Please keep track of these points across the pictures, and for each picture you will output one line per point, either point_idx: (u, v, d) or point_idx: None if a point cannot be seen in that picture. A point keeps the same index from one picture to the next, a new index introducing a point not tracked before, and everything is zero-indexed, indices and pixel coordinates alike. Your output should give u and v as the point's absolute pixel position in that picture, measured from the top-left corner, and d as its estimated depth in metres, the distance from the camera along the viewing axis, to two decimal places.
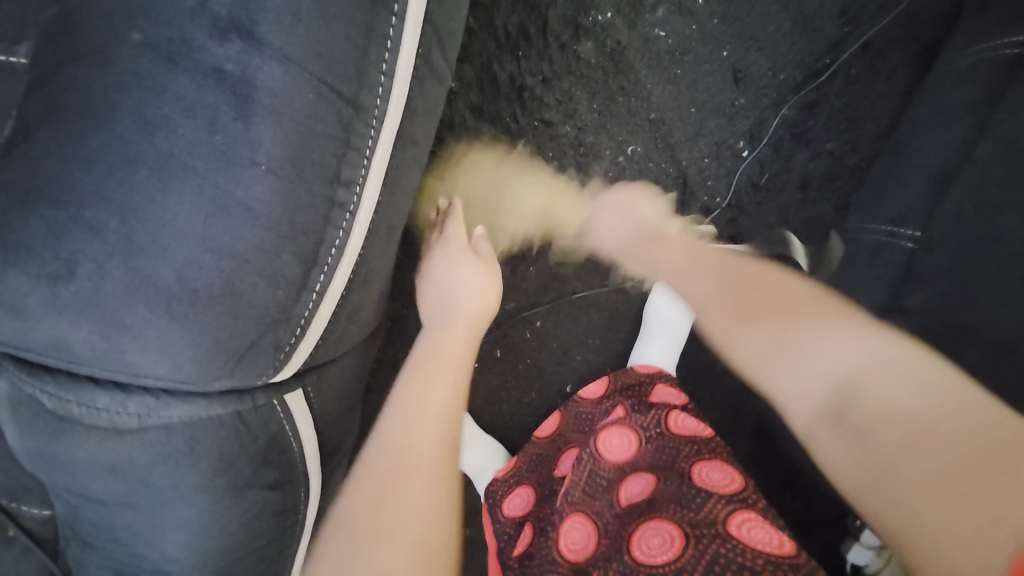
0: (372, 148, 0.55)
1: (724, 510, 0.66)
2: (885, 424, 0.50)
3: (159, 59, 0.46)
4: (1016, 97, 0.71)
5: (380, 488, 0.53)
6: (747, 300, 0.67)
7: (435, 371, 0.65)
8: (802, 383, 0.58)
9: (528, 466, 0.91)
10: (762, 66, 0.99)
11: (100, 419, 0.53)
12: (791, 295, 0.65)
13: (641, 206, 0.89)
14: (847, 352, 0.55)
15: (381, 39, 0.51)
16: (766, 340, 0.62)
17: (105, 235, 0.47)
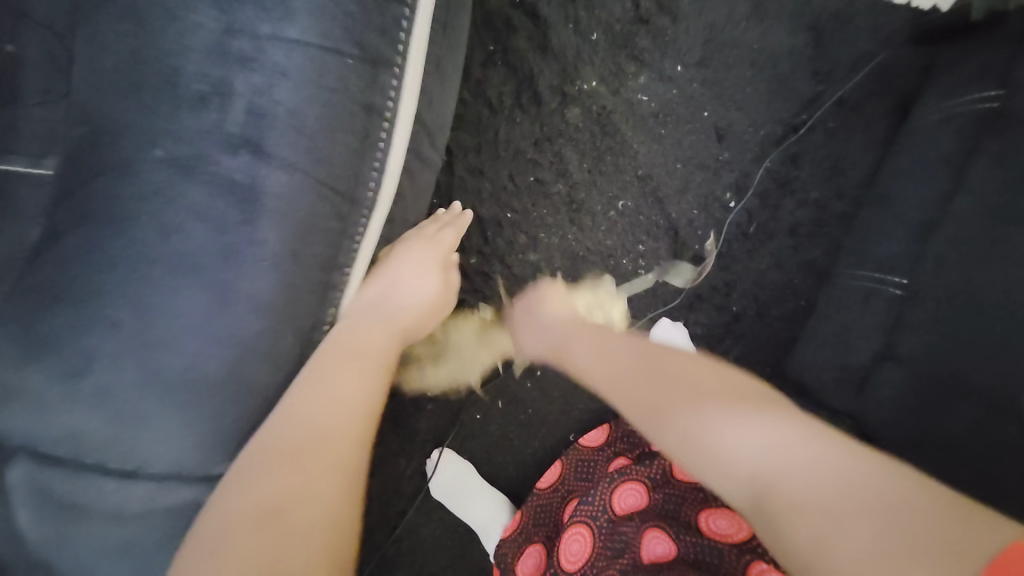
0: (363, 233, 0.60)
1: (739, 564, 0.70)
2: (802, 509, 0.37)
3: (176, 172, 0.52)
4: (991, 152, 0.71)
5: (272, 485, 0.46)
6: (688, 398, 0.48)
7: (358, 358, 0.57)
8: (722, 479, 0.42)
9: (535, 521, 0.91)
10: (742, 123, 1.05)
11: (109, 504, 0.55)
12: (679, 377, 0.52)
13: (550, 300, 0.85)
14: (751, 432, 0.42)
15: (373, 141, 0.57)
16: (681, 456, 0.45)
17: (123, 332, 0.51)
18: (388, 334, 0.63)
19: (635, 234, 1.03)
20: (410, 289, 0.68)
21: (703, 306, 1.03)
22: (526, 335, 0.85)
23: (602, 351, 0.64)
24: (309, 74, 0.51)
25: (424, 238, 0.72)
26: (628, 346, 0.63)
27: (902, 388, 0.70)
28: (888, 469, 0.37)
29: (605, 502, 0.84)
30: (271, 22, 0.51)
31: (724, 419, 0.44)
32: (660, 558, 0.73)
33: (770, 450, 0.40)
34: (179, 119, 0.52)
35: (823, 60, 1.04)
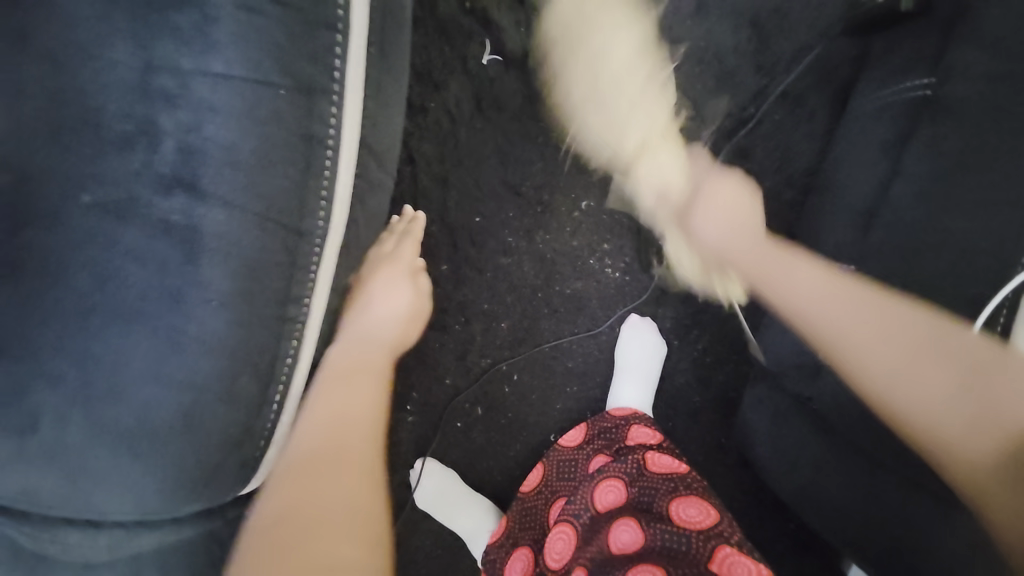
0: (317, 266, 0.59)
1: (705, 548, 0.69)
2: (981, 421, 0.59)
3: (109, 217, 0.51)
4: (925, 137, 0.74)
5: (302, 491, 0.52)
6: (940, 344, 0.63)
7: (354, 376, 0.63)
8: (950, 407, 0.60)
9: (520, 524, 0.92)
10: (694, 119, 1.07)
11: (73, 557, 0.54)
12: (901, 337, 0.65)
13: (715, 198, 0.93)
14: (935, 372, 0.62)
15: (317, 170, 0.56)
16: (961, 410, 0.60)
17: (65, 384, 0.50)
18: (374, 351, 0.67)
19: (599, 233, 1.04)
20: (386, 304, 0.71)
21: (670, 299, 1.05)
22: (704, 227, 0.91)
23: (836, 302, 0.70)
24: (241, 108, 0.51)
25: (389, 257, 0.74)
26: (853, 304, 0.69)
27: None
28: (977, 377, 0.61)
29: (588, 501, 0.85)
30: (194, 57, 0.50)
31: (915, 335, 0.64)
32: (628, 545, 0.72)
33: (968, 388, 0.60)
34: (107, 161, 0.51)
35: (765, 54, 1.07)
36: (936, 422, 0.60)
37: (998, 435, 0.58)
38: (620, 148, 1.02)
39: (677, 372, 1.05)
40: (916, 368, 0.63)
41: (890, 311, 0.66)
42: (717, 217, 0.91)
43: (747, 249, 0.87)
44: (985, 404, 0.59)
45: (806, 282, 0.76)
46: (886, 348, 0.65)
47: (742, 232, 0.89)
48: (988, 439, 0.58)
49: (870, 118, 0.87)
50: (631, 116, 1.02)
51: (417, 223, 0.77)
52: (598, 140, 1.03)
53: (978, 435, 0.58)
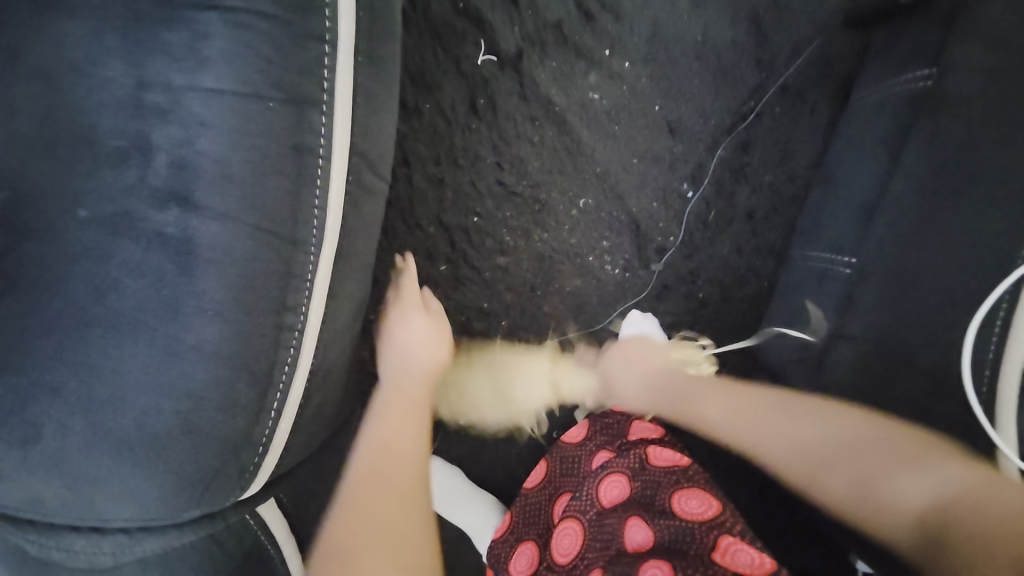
0: (312, 273, 0.59)
1: (709, 538, 0.71)
2: (855, 478, 0.58)
3: (105, 231, 0.52)
4: (923, 132, 0.73)
5: (361, 509, 0.59)
6: (807, 411, 0.65)
7: (399, 409, 0.72)
8: (843, 480, 0.59)
9: (524, 520, 0.93)
10: (692, 115, 1.06)
11: (79, 562, 0.56)
12: (781, 420, 0.66)
13: (639, 353, 0.86)
14: (806, 429, 0.63)
15: (309, 179, 0.56)
16: (842, 475, 0.59)
17: (67, 395, 0.51)
18: (412, 386, 0.78)
19: (599, 231, 1.05)
20: (414, 343, 0.83)
21: (671, 295, 1.07)
22: (621, 377, 0.85)
23: (727, 398, 0.71)
24: (232, 120, 0.52)
25: (404, 299, 0.88)
26: (756, 399, 0.70)
27: (860, 364, 0.72)
28: (881, 425, 0.60)
29: (593, 496, 0.85)
30: (184, 72, 0.51)
31: (808, 427, 0.64)
32: (639, 545, 0.74)
33: (839, 450, 0.60)
34: (100, 176, 0.52)
35: (764, 48, 1.06)
36: (877, 510, 0.56)
37: (879, 495, 0.57)
38: (538, 414, 1.05)
39: None
40: (817, 465, 0.61)
41: (757, 401, 0.69)
42: (640, 380, 0.83)
43: (670, 384, 0.79)
44: (907, 485, 0.55)
45: (710, 395, 0.73)
46: (767, 419, 0.67)
47: (658, 375, 0.82)
48: (886, 509, 0.56)
49: (869, 112, 0.87)
50: (521, 397, 1.04)
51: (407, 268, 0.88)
52: (525, 414, 1.05)
53: (901, 521, 0.55)
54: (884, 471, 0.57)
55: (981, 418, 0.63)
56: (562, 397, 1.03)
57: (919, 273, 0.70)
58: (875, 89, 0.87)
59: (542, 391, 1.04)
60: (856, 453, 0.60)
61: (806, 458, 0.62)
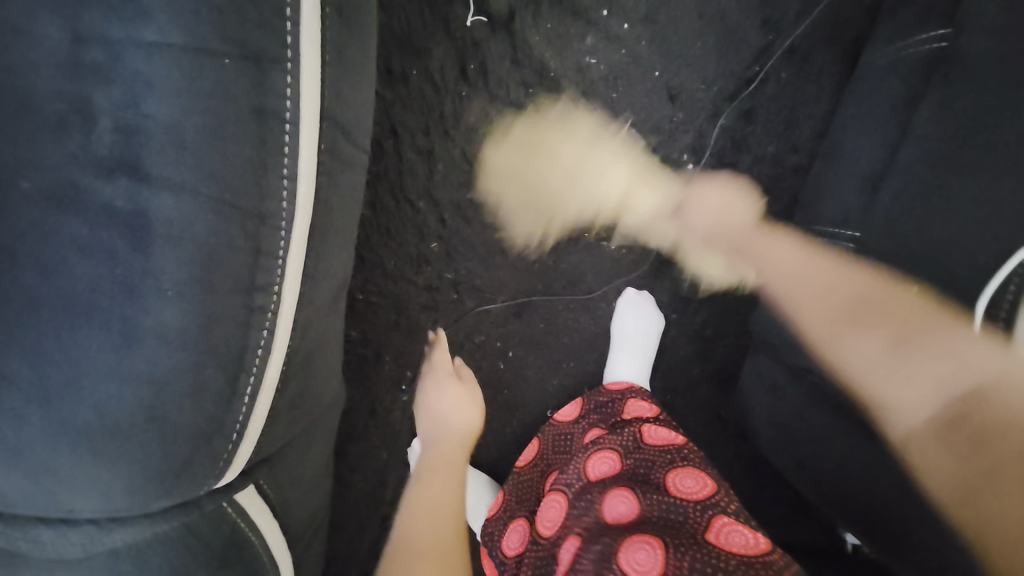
0: (285, 248, 0.55)
1: (702, 518, 0.70)
2: (1010, 424, 0.59)
3: (50, 205, 0.47)
4: (937, 95, 0.68)
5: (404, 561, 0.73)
6: (930, 333, 0.64)
7: (436, 473, 0.86)
8: (914, 390, 0.64)
9: (517, 498, 0.91)
10: (695, 80, 1.00)
11: (47, 554, 0.53)
12: (903, 311, 0.66)
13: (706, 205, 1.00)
14: (943, 368, 0.63)
15: (275, 147, 0.52)
16: (905, 377, 0.65)
17: (19, 382, 0.47)
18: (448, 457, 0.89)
19: (595, 205, 1.01)
20: (448, 414, 0.94)
21: (668, 273, 1.04)
22: (700, 216, 1.01)
23: (811, 288, 0.77)
24: (182, 81, 0.47)
25: (436, 369, 0.99)
26: (850, 290, 0.71)
27: None
28: (996, 355, 0.60)
29: (581, 471, 0.83)
30: (126, 26, 0.46)
31: (841, 287, 0.73)
32: (623, 515, 0.72)
33: (981, 376, 0.61)
34: (42, 146, 0.47)
35: (771, 7, 0.99)
36: (872, 382, 0.67)
37: (966, 409, 0.61)
38: (599, 207, 1.01)
39: (676, 346, 1.05)
40: (894, 345, 0.67)
41: (845, 281, 0.72)
42: (708, 215, 1.00)
43: (727, 231, 0.99)
44: (934, 379, 0.63)
45: (807, 267, 0.80)
46: (859, 313, 0.70)
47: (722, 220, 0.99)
48: (926, 415, 0.63)
49: (881, 74, 0.81)
50: (612, 170, 1.01)
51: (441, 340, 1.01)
52: (583, 202, 1.01)
53: (924, 399, 0.64)
54: (910, 356, 0.65)
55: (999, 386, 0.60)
56: (623, 212, 1.02)
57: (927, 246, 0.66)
58: (889, 50, 0.81)
59: (618, 176, 1.01)
60: (906, 340, 0.66)
61: (880, 352, 0.67)
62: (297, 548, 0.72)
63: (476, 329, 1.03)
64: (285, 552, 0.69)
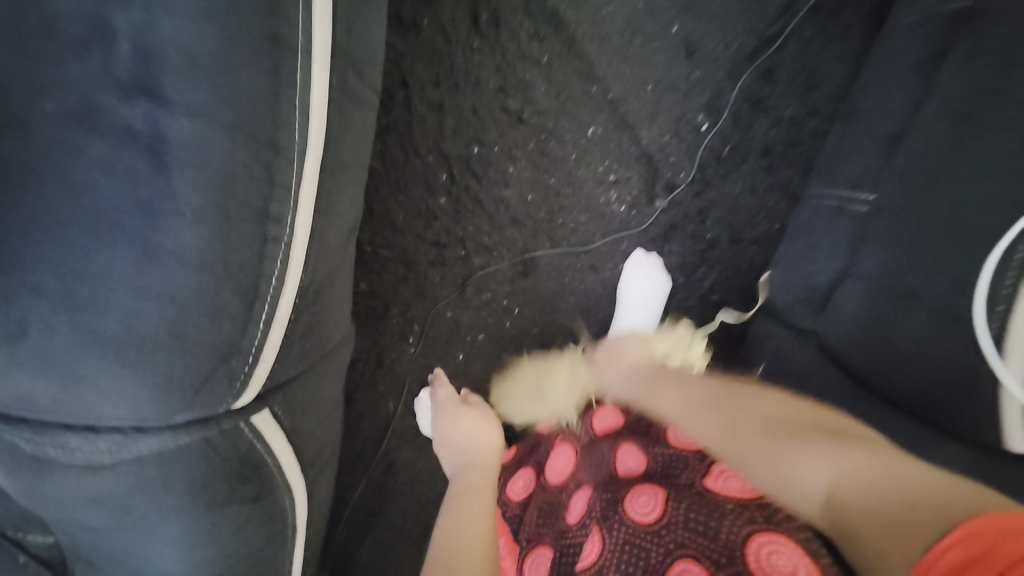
0: (297, 182, 0.57)
1: (700, 465, 0.69)
2: (856, 511, 0.50)
3: (75, 125, 0.49)
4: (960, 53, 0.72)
5: None
6: (782, 439, 0.62)
7: (467, 497, 0.73)
8: (781, 479, 0.59)
9: (526, 451, 0.94)
10: (714, 37, 0.98)
11: (76, 459, 0.58)
12: (731, 419, 0.69)
13: (629, 348, 0.93)
14: (809, 465, 0.57)
15: (288, 78, 0.53)
16: (761, 459, 0.62)
17: (50, 295, 0.51)
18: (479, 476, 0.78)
19: (608, 163, 1.01)
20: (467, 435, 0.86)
21: (677, 236, 1.04)
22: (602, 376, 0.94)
23: (670, 391, 0.80)
24: (199, 6, 0.48)
25: (444, 404, 0.92)
26: (742, 399, 0.71)
27: (867, 301, 0.77)
28: (860, 460, 0.54)
29: (589, 428, 0.88)
30: None
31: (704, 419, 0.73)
32: (632, 469, 0.75)
33: (838, 479, 0.54)
34: (65, 67, 0.49)
35: None
36: (758, 483, 0.62)
37: (800, 477, 0.57)
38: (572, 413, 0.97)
39: (680, 309, 1.07)
40: (741, 440, 0.65)
41: (742, 413, 0.69)
42: (618, 350, 0.93)
43: (636, 366, 0.89)
44: (809, 475, 0.57)
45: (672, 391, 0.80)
46: (714, 420, 0.70)
47: (625, 351, 0.92)
48: (812, 503, 0.55)
49: (907, 36, 0.80)
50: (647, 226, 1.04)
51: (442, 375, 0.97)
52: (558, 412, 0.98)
53: (803, 495, 0.57)
54: (772, 453, 0.61)
55: (988, 349, 0.66)
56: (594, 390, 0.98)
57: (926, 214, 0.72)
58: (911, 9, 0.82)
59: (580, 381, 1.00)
60: (756, 435, 0.65)
61: (736, 443, 0.66)
62: (308, 474, 0.77)
63: (484, 286, 1.05)
64: (298, 472, 0.74)
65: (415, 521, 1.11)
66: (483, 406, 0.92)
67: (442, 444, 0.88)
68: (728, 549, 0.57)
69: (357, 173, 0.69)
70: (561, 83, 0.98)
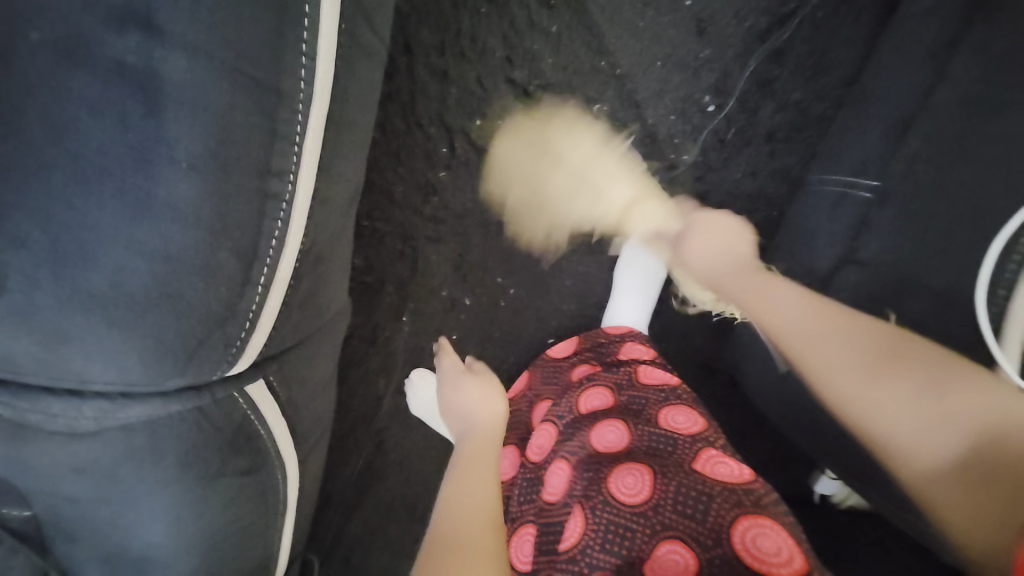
0: (301, 135, 0.53)
1: (690, 449, 0.69)
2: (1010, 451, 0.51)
3: (58, 57, 0.45)
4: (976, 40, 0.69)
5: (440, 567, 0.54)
6: (915, 373, 0.56)
7: (471, 461, 0.70)
8: (918, 424, 0.54)
9: (506, 425, 0.93)
10: (726, 14, 0.96)
11: (57, 425, 0.54)
12: (861, 351, 0.58)
13: (716, 231, 0.79)
14: (957, 403, 0.54)
15: (296, 19, 0.50)
16: (890, 399, 0.56)
17: (30, 245, 0.46)
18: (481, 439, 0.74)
19: (612, 140, 0.98)
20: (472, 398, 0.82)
21: None
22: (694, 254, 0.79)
23: (818, 321, 0.61)
24: None
25: (445, 373, 0.90)
26: (863, 326, 0.60)
27: (865, 290, 0.71)
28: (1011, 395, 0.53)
29: (573, 404, 0.83)
30: None
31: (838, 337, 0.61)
32: (613, 444, 0.73)
33: (995, 419, 0.52)
34: None
35: None
36: (874, 412, 0.56)
37: (943, 419, 0.54)
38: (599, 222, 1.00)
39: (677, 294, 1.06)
40: (873, 374, 0.57)
41: (862, 341, 0.59)
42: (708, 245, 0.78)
43: (736, 276, 0.72)
44: (960, 418, 0.53)
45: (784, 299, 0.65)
46: (864, 361, 0.58)
47: (726, 252, 0.76)
48: (953, 449, 0.53)
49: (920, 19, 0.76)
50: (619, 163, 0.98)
51: (446, 345, 0.97)
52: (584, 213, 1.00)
53: (934, 445, 0.54)
54: (911, 393, 0.55)
55: (987, 334, 0.64)
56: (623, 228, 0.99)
57: (936, 201, 0.68)
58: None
59: (624, 189, 0.98)
60: (881, 372, 0.57)
61: (867, 381, 0.57)
62: (301, 449, 0.75)
63: (480, 265, 1.02)
64: (292, 446, 0.71)
65: (404, 502, 1.09)
66: (484, 372, 0.88)
67: (444, 412, 0.86)
68: (716, 532, 0.58)
69: (359, 135, 0.65)
70: (569, 54, 0.95)
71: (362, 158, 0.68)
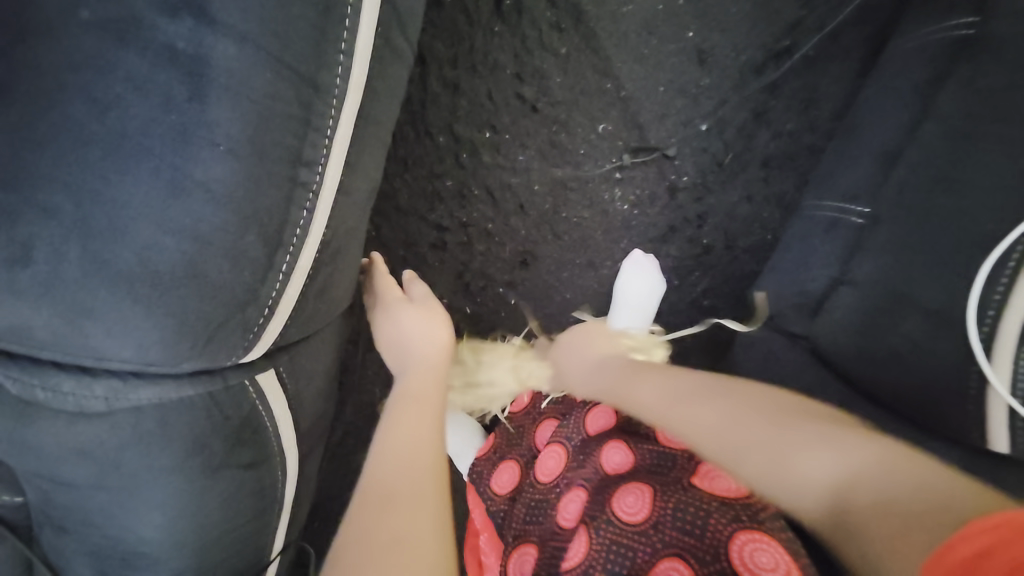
0: (333, 128, 0.55)
1: (690, 465, 0.68)
2: (875, 504, 0.44)
3: (108, 38, 0.46)
4: (959, 78, 0.72)
5: (371, 519, 0.51)
6: (788, 427, 0.54)
7: (408, 407, 0.66)
8: (795, 476, 0.51)
9: (508, 441, 0.88)
10: (725, 47, 1.01)
11: (66, 403, 0.54)
12: (720, 416, 0.58)
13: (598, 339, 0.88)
14: (813, 456, 0.50)
15: (337, 18, 0.52)
16: (759, 462, 0.53)
17: (62, 218, 0.47)
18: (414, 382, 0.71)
19: (615, 159, 1.02)
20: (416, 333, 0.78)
21: (675, 237, 1.05)
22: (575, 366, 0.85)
23: (710, 393, 0.63)
24: None
25: (384, 300, 0.84)
26: (750, 396, 0.60)
27: (857, 308, 0.75)
28: (859, 447, 0.48)
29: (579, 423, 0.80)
30: None
31: (699, 407, 0.61)
32: (620, 465, 0.71)
33: (847, 465, 0.48)
34: None
35: None
36: (769, 471, 0.52)
37: (805, 467, 0.50)
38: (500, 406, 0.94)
39: (674, 311, 1.08)
40: (743, 429, 0.56)
41: (722, 404, 0.59)
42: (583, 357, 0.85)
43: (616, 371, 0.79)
44: (819, 471, 0.49)
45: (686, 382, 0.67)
46: (729, 420, 0.58)
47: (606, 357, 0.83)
48: (819, 501, 0.48)
49: (908, 59, 0.82)
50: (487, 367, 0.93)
51: (379, 263, 0.89)
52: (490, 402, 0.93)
53: (816, 497, 0.49)
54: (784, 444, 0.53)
55: (978, 354, 0.63)
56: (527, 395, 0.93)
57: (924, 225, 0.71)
58: (914, 36, 0.83)
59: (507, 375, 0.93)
60: (750, 427, 0.56)
61: (728, 443, 0.56)
62: (301, 447, 0.73)
63: (484, 274, 1.04)
64: (294, 442, 0.70)
65: None
66: (426, 298, 0.83)
67: (388, 346, 0.82)
68: (714, 548, 0.58)
69: (383, 136, 0.67)
70: (578, 75, 0.99)
71: (381, 158, 0.69)
